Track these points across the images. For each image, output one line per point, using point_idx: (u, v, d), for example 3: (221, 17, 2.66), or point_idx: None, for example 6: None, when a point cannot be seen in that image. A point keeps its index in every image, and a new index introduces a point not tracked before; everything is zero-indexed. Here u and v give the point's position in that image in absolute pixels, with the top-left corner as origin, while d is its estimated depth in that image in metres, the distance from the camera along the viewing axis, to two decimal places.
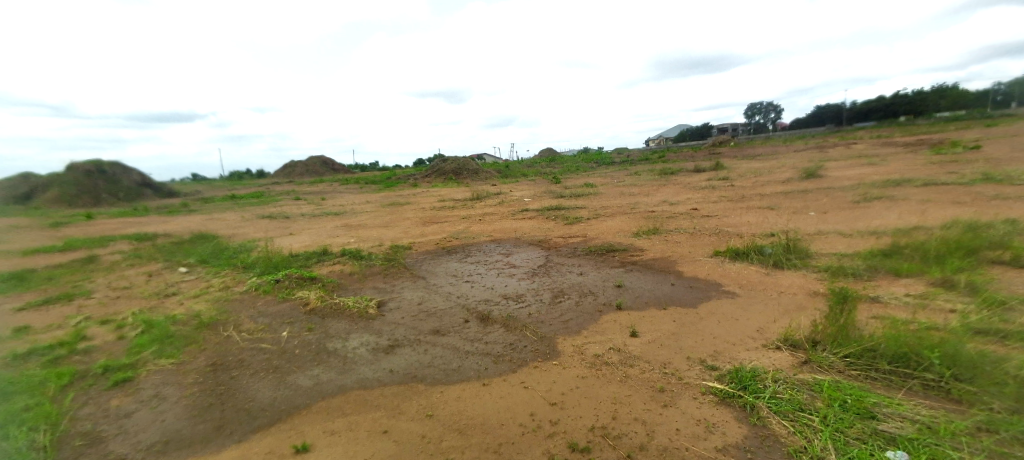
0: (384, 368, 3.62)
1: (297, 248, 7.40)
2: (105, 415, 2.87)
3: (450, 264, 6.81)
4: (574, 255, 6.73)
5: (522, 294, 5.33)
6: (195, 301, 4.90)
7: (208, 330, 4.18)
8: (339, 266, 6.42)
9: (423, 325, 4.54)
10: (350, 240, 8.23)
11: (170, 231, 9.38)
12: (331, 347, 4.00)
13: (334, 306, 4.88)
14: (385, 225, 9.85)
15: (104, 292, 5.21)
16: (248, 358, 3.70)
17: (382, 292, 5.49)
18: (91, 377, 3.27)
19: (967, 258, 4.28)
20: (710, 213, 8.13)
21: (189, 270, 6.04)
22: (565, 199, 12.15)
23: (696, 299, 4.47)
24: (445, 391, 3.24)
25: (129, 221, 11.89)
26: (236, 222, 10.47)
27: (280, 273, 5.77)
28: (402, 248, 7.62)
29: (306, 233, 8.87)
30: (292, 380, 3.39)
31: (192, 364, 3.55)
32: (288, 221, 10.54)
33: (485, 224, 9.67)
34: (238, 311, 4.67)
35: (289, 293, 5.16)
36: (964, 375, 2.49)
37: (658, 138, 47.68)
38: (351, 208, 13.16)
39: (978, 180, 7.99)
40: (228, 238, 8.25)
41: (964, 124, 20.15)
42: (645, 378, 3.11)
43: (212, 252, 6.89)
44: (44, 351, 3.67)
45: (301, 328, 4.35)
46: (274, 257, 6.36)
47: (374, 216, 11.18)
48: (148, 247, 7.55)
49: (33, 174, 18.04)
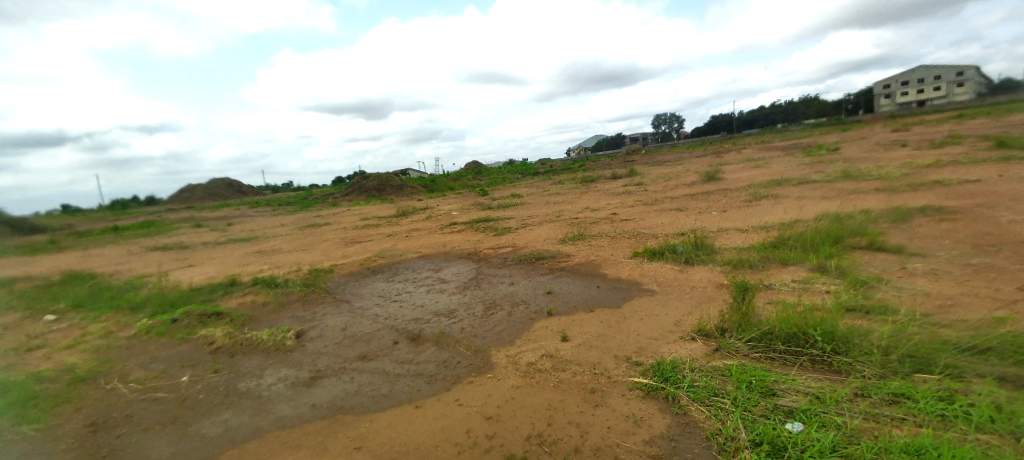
0: (306, 403, 3.35)
1: (199, 280, 6.66)
2: None
3: (376, 284, 6.52)
4: (504, 265, 6.78)
5: (454, 309, 5.24)
6: (68, 353, 4.19)
7: (86, 385, 3.58)
8: (251, 297, 5.86)
9: (349, 352, 4.28)
10: (262, 267, 7.57)
11: (34, 273, 7.99)
12: (243, 387, 3.62)
13: (245, 341, 4.43)
14: (303, 248, 9.22)
15: None
16: (138, 412, 3.22)
17: (301, 321, 5.09)
18: None
19: (837, 245, 4.98)
20: (628, 217, 8.65)
21: (60, 317, 5.16)
22: (493, 211, 12.25)
23: (620, 299, 4.70)
24: (375, 419, 3.06)
25: None
26: (122, 257, 9.19)
27: (178, 310, 5.12)
28: (323, 271, 7.17)
29: (209, 263, 8.02)
30: (195, 431, 3.00)
31: (64, 428, 3.01)
32: (187, 251, 9.47)
33: (412, 240, 9.43)
34: (125, 359, 4.06)
35: (190, 333, 4.61)
36: (842, 348, 2.87)
37: (579, 149, 50.00)
38: (263, 232, 12.17)
39: (841, 178, 9.37)
40: (111, 275, 7.20)
41: (827, 130, 23.60)
42: (577, 381, 3.19)
43: (90, 293, 5.96)
44: None
45: (205, 370, 3.89)
46: (170, 293, 5.65)
47: (291, 240, 10.42)
48: (2, 295, 6.35)
49: None
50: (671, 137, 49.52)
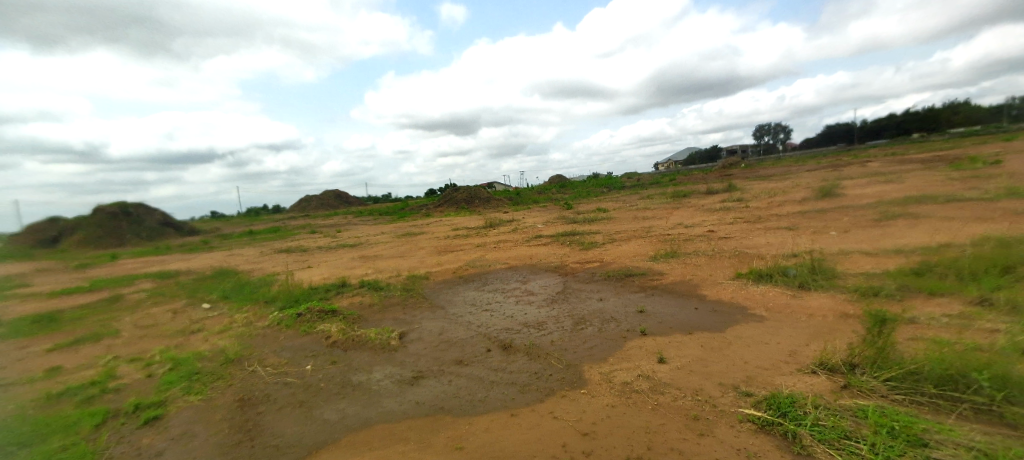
0: (410, 400, 3.59)
1: (317, 280, 7.49)
2: (138, 454, 2.84)
3: (468, 293, 6.81)
4: (592, 280, 6.71)
5: (543, 322, 5.29)
6: (220, 336, 4.95)
7: (234, 366, 4.19)
8: (358, 298, 6.45)
9: (445, 356, 4.51)
10: (367, 271, 8.30)
11: (193, 268, 9.59)
12: (356, 380, 3.99)
13: (355, 338, 4.88)
14: (401, 255, 9.95)
15: (130, 331, 5.29)
16: (273, 393, 3.70)
17: (402, 324, 5.47)
18: (123, 416, 3.29)
19: (1004, 276, 4.19)
20: (727, 234, 8.09)
21: (212, 306, 6.12)
22: (579, 225, 12.18)
23: (722, 323, 4.40)
24: (473, 422, 3.19)
25: (152, 259, 12.23)
26: (255, 257, 10.67)
27: (301, 306, 5.81)
28: (419, 278, 7.67)
29: (323, 265, 8.97)
30: (319, 414, 3.37)
31: (219, 400, 3.55)
32: (305, 254, 10.72)
33: (500, 251, 9.71)
34: (262, 346, 4.70)
35: (310, 327, 5.19)
36: (1018, 398, 2.40)
37: (667, 162, 47.90)
38: (366, 239, 13.35)
39: (1004, 196, 7.86)
40: (249, 273, 8.40)
41: (979, 140, 19.97)
42: (678, 406, 3.05)
43: (234, 287, 7.00)
44: (76, 391, 3.71)
45: (324, 361, 4.36)
46: (295, 291, 6.44)
47: (390, 247, 11.32)
48: (171, 285, 7.70)
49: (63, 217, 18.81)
50: (774, 148, 45.38)
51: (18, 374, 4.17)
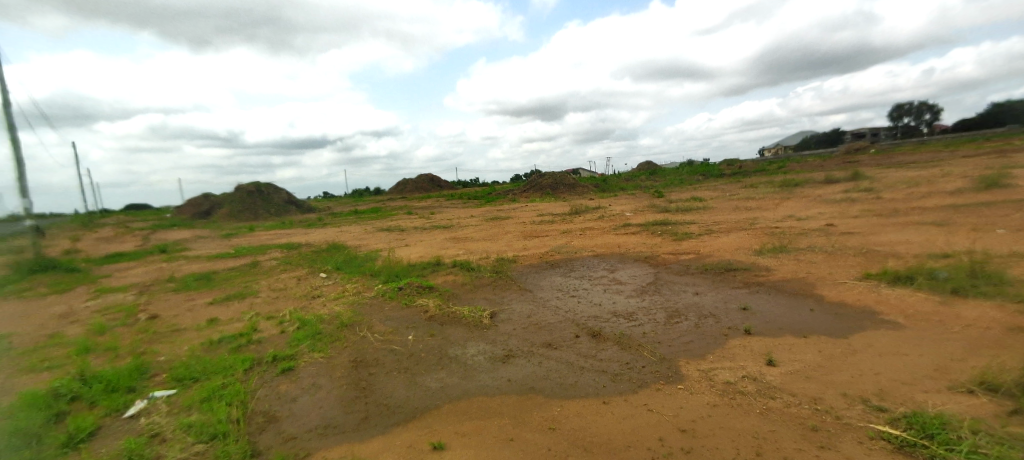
0: (502, 378, 3.73)
1: (415, 258, 8.05)
2: (277, 397, 3.31)
3: (554, 278, 6.85)
4: (687, 273, 6.36)
5: (633, 312, 5.14)
6: (336, 302, 5.57)
7: (348, 329, 4.69)
8: (452, 276, 6.82)
9: (535, 338, 4.60)
10: (459, 251, 8.72)
11: (311, 241, 10.86)
12: (452, 353, 4.24)
13: (450, 314, 5.18)
14: (490, 238, 10.29)
15: (266, 292, 6.16)
16: (381, 357, 4.06)
17: (493, 304, 5.68)
18: (265, 364, 3.85)
19: None
20: (851, 229, 7.15)
21: (328, 276, 6.89)
22: (672, 214, 11.55)
23: (845, 328, 3.93)
24: (564, 406, 3.22)
25: (279, 232, 14.08)
26: (361, 234, 11.77)
27: (402, 281, 6.30)
28: (507, 261, 7.87)
29: (419, 245, 9.59)
30: (421, 381, 3.64)
31: (338, 359, 4.00)
32: (403, 233, 11.56)
33: (586, 239, 9.58)
34: (370, 314, 5.19)
35: (411, 301, 5.61)
36: None
37: (775, 148, 43.36)
38: (457, 221, 14.01)
39: None
40: (357, 248, 9.29)
41: None
42: (792, 413, 2.79)
43: (345, 260, 7.79)
44: (230, 339, 4.42)
45: (424, 333, 4.68)
46: (396, 267, 6.99)
47: (479, 229, 11.77)
48: (295, 255, 8.79)
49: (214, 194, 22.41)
50: (914, 132, 38.70)
51: (188, 322, 5.07)
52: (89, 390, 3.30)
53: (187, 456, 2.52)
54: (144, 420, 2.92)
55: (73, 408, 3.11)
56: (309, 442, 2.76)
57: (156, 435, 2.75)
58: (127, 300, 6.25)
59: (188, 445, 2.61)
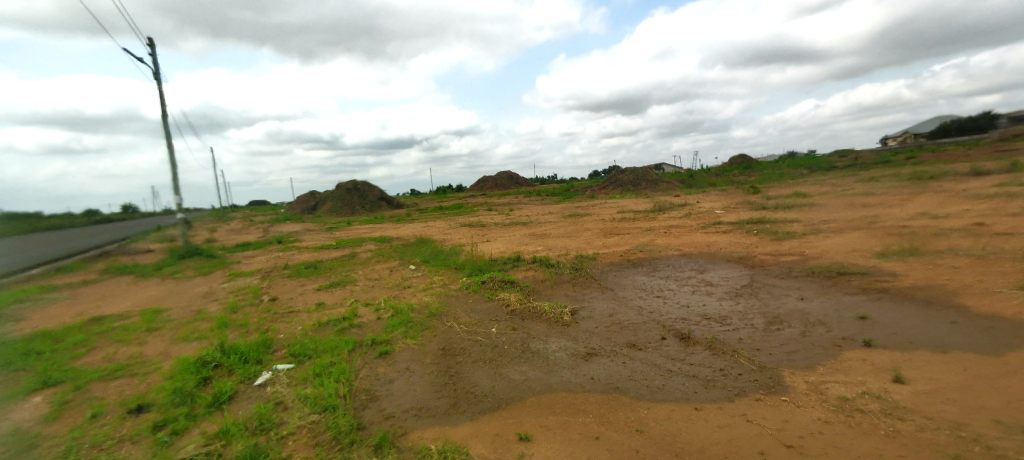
0: (586, 375, 3.69)
1: (496, 253, 8.28)
2: (377, 378, 3.60)
3: (637, 277, 6.62)
4: (788, 275, 5.79)
5: (726, 316, 4.79)
6: (425, 293, 5.92)
7: (436, 319, 4.96)
8: (532, 272, 6.90)
9: (618, 337, 4.49)
10: (538, 248, 8.81)
11: (401, 235, 11.66)
12: (534, 347, 4.29)
13: (532, 309, 5.25)
14: (569, 235, 10.24)
15: (364, 281, 6.75)
16: (468, 347, 4.24)
17: (573, 301, 5.64)
18: (365, 347, 4.21)
19: None
20: (1007, 230, 5.98)
21: (417, 268, 7.34)
22: (771, 212, 10.54)
23: (998, 345, 3.31)
24: (652, 409, 3.10)
25: (373, 226, 15.33)
26: (446, 229, 12.38)
27: (485, 275, 6.51)
28: (587, 258, 7.78)
29: (500, 240, 9.83)
30: (505, 373, 3.74)
31: (428, 346, 4.24)
32: (485, 228, 11.94)
33: (672, 237, 9.11)
34: (455, 305, 5.44)
35: (493, 294, 5.78)
36: None
37: (901, 138, 37.64)
38: (536, 218, 14.14)
39: None
40: (442, 242, 9.80)
41: None
42: (926, 438, 2.42)
43: (432, 253, 8.26)
44: (335, 321, 4.91)
45: (506, 326, 4.80)
46: (479, 261, 7.24)
47: (558, 226, 11.76)
48: (387, 248, 9.49)
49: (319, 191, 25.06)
50: None
51: (301, 305, 5.72)
52: (228, 359, 3.86)
53: (305, 423, 2.84)
54: (270, 389, 3.35)
55: (216, 373, 3.67)
56: (406, 421, 2.96)
57: (280, 402, 3.14)
58: (253, 283, 7.22)
59: (305, 414, 2.95)
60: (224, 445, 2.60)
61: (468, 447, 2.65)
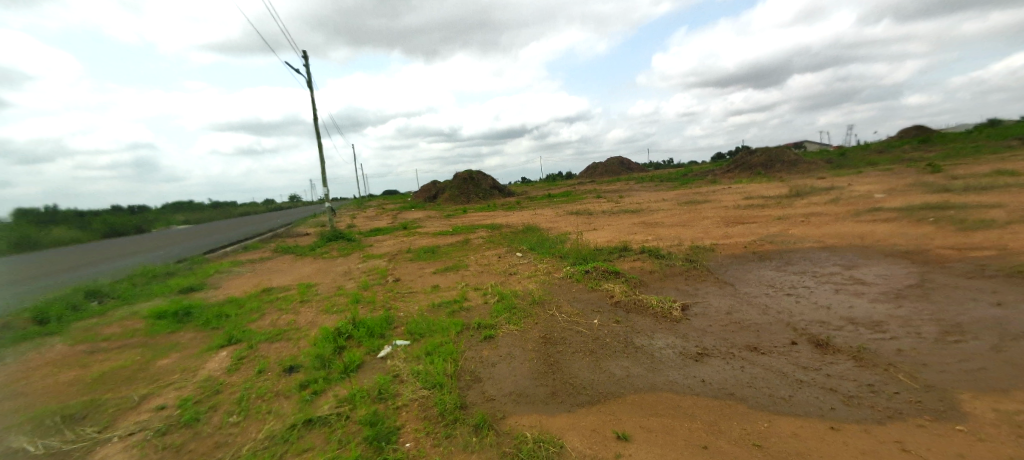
0: (695, 377, 3.41)
1: (602, 242, 8.08)
2: (481, 360, 3.78)
3: (764, 272, 5.86)
4: (977, 276, 4.60)
5: (882, 322, 3.99)
6: (529, 280, 6.04)
7: (538, 306, 5.03)
8: (640, 263, 6.58)
9: (737, 338, 4.04)
10: (649, 237, 8.35)
11: (510, 222, 12.06)
12: (638, 342, 4.09)
13: (637, 302, 5.01)
14: (684, 223, 9.52)
15: (474, 266, 7.14)
16: (569, 337, 4.22)
17: (684, 295, 5.25)
18: (472, 329, 4.46)
19: None
20: None
21: (523, 255, 7.52)
22: (956, 196, 8.44)
23: None
24: (773, 422, 2.74)
25: (486, 214, 16.10)
26: (553, 217, 12.45)
27: (589, 264, 6.39)
28: (704, 249, 7.15)
29: (607, 229, 9.54)
30: (606, 367, 3.63)
31: (529, 333, 4.32)
32: (592, 217, 11.72)
33: (812, 227, 7.85)
34: (558, 294, 5.45)
35: (597, 284, 5.66)
36: None
37: None
38: (648, 205, 13.42)
39: None
40: (548, 230, 9.87)
41: None
42: None
43: (539, 241, 8.37)
44: (447, 304, 5.28)
45: (609, 318, 4.66)
46: (584, 250, 7.13)
47: (673, 214, 11.00)
48: (497, 235, 9.88)
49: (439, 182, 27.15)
50: None
51: (419, 286, 6.28)
52: (358, 332, 4.42)
53: (417, 396, 3.13)
54: (389, 362, 3.75)
55: (348, 343, 4.23)
56: (505, 405, 3.06)
57: (397, 375, 3.50)
58: (382, 265, 8.14)
59: (417, 388, 3.24)
60: (351, 408, 2.98)
61: (564, 439, 2.64)
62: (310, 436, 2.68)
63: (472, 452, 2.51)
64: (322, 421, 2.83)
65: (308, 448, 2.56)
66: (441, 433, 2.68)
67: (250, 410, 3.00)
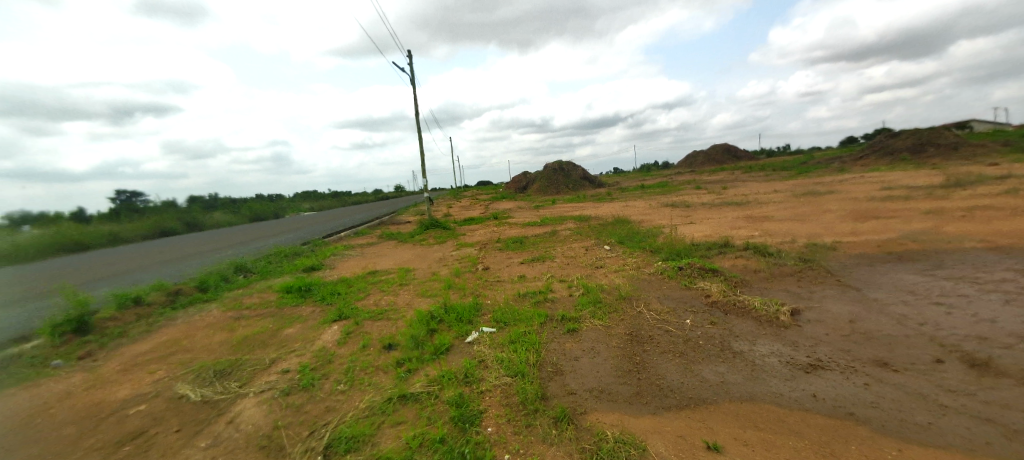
0: (805, 390, 3.03)
1: (700, 236, 7.52)
2: (563, 353, 3.77)
3: (902, 276, 4.98)
4: None
5: None
6: (617, 274, 5.86)
7: (625, 302, 4.86)
8: (742, 260, 6.00)
9: (860, 350, 3.50)
10: (754, 232, 7.58)
11: (600, 214, 11.78)
12: (736, 347, 3.75)
13: (737, 303, 4.59)
14: (799, 218, 8.46)
15: (560, 258, 7.12)
16: (657, 337, 4.01)
17: (795, 298, 4.67)
18: (556, 321, 4.46)
19: None
20: None
21: (612, 248, 7.31)
22: None
23: None
24: (905, 451, 2.34)
25: (575, 205, 15.93)
26: (646, 209, 11.88)
27: (683, 260, 6.00)
28: (823, 247, 6.28)
29: (706, 223, 8.85)
30: (697, 371, 3.39)
31: (614, 330, 4.19)
32: (690, 209, 10.96)
33: (974, 224, 6.47)
34: (647, 290, 5.20)
35: (691, 282, 5.30)
36: None
37: None
38: (757, 197, 12.16)
39: None
40: (640, 222, 9.46)
41: None
42: None
43: (629, 234, 8.07)
44: (532, 294, 5.35)
45: (704, 319, 4.33)
46: (678, 245, 6.70)
47: (786, 207, 9.83)
48: (585, 227, 9.71)
49: (530, 173, 27.48)
50: None
51: (506, 275, 6.45)
52: (448, 316, 4.69)
53: (500, 383, 3.23)
54: (476, 347, 3.91)
55: (439, 326, 4.50)
56: (587, 401, 3.02)
57: (482, 361, 3.64)
58: (473, 253, 8.50)
59: (500, 375, 3.34)
60: (439, 389, 3.17)
61: (647, 442, 2.53)
62: (404, 410, 2.91)
63: (551, 445, 2.52)
64: (414, 397, 3.06)
65: (401, 421, 2.79)
66: (522, 422, 2.74)
67: (355, 380, 3.36)
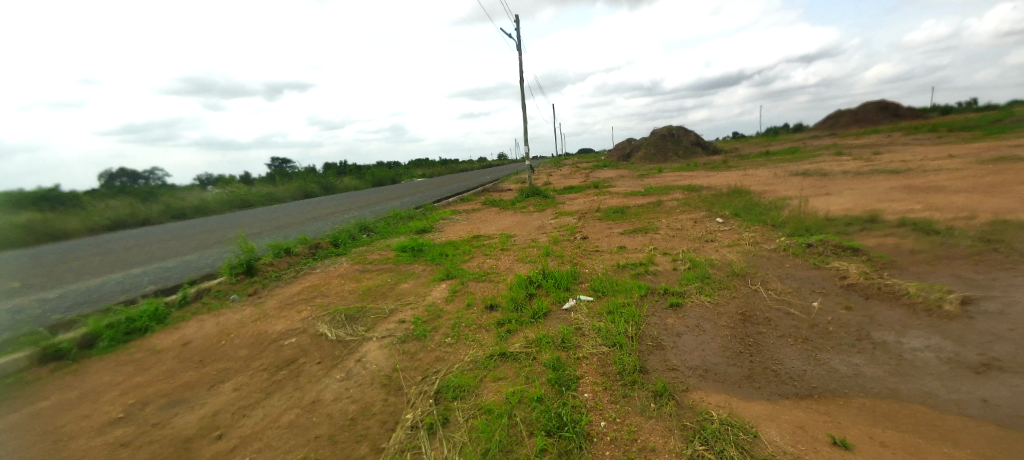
0: (970, 394, 2.51)
1: (837, 210, 6.49)
2: (665, 328, 3.61)
3: None
4: None
5: None
6: (730, 249, 5.36)
7: (739, 280, 4.44)
8: (894, 239, 5.05)
9: None
10: (914, 206, 6.29)
11: (713, 184, 10.78)
12: (877, 338, 3.23)
13: (883, 288, 3.91)
14: (983, 189, 6.79)
15: (665, 230, 6.72)
16: (776, 319, 3.62)
17: (967, 285, 3.82)
18: (658, 294, 4.27)
19: None
20: None
21: (725, 221, 6.66)
22: None
23: None
24: None
25: (685, 174, 14.78)
26: (770, 178, 10.56)
27: (814, 237, 5.26)
28: (1017, 225, 4.98)
29: (848, 194, 7.57)
30: (824, 360, 3.00)
31: (724, 308, 3.88)
32: (826, 179, 9.47)
33: None
34: (766, 268, 4.68)
35: (823, 261, 4.63)
36: None
37: None
38: (921, 164, 10.01)
39: None
40: (761, 194, 8.45)
41: None
42: None
43: (746, 206, 7.27)
44: (632, 266, 5.17)
45: (836, 303, 3.79)
46: (809, 220, 5.86)
47: (965, 176, 7.95)
48: (695, 197, 8.97)
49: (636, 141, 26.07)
50: None
51: (606, 246, 6.30)
52: (546, 283, 4.77)
53: (597, 351, 3.22)
54: (573, 315, 3.94)
55: (538, 292, 4.60)
56: (689, 379, 2.87)
57: (579, 328, 3.66)
58: (572, 222, 8.43)
59: (598, 344, 3.33)
60: (537, 351, 3.28)
61: (759, 429, 2.33)
62: (504, 367, 3.08)
63: (649, 417, 2.47)
64: (513, 356, 3.21)
65: (502, 377, 2.95)
66: (619, 392, 2.72)
67: (461, 335, 3.62)
